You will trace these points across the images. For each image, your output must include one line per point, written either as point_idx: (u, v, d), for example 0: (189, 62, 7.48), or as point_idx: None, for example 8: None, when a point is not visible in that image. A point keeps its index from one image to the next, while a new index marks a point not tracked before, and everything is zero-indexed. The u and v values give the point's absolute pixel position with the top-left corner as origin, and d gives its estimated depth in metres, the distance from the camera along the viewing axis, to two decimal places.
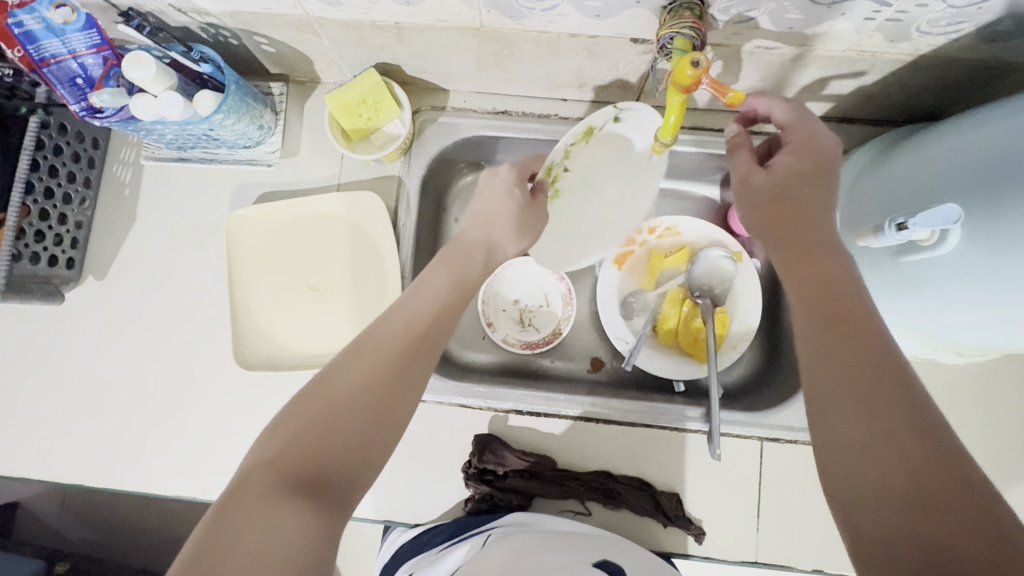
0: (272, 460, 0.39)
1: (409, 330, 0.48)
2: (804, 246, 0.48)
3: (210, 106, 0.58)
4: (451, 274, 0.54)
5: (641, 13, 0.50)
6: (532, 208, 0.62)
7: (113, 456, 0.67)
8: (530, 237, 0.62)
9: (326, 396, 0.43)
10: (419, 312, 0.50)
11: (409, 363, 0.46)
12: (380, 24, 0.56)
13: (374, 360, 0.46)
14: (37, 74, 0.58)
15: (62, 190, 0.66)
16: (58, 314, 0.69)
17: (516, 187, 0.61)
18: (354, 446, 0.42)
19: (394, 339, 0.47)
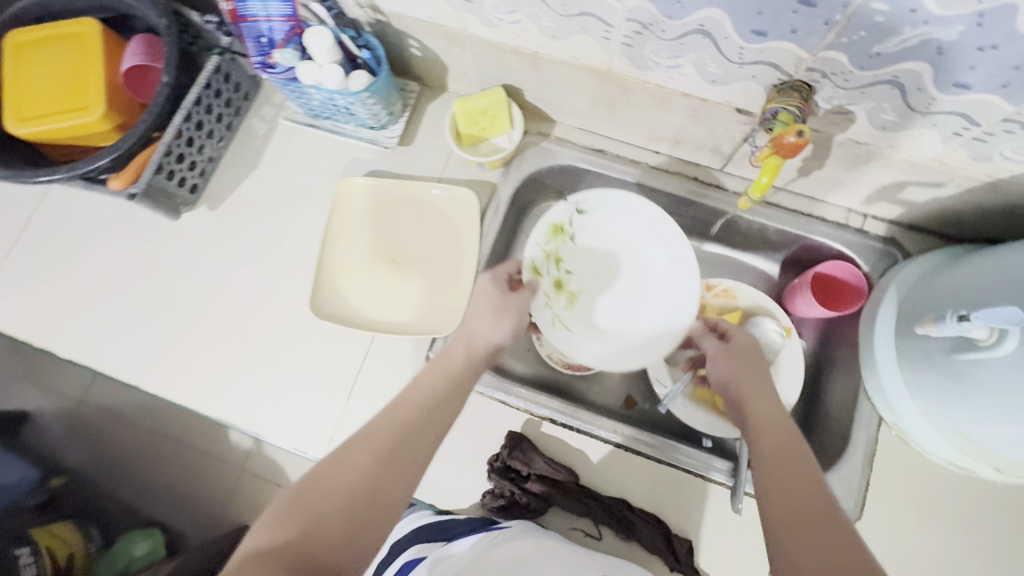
0: (269, 548, 0.40)
1: (401, 416, 0.51)
2: (778, 432, 0.51)
3: (360, 84, 0.67)
4: (442, 365, 0.56)
5: (752, 87, 0.58)
6: (515, 298, 0.64)
7: (176, 367, 0.72)
8: (514, 321, 0.62)
9: (321, 484, 0.45)
10: (415, 400, 0.53)
11: (406, 446, 0.48)
12: (521, 50, 0.65)
13: (369, 447, 0.47)
14: (234, 29, 0.68)
15: (210, 126, 0.75)
16: (166, 227, 0.77)
17: (492, 287, 0.65)
18: (343, 533, 0.42)
19: (392, 424, 0.49)
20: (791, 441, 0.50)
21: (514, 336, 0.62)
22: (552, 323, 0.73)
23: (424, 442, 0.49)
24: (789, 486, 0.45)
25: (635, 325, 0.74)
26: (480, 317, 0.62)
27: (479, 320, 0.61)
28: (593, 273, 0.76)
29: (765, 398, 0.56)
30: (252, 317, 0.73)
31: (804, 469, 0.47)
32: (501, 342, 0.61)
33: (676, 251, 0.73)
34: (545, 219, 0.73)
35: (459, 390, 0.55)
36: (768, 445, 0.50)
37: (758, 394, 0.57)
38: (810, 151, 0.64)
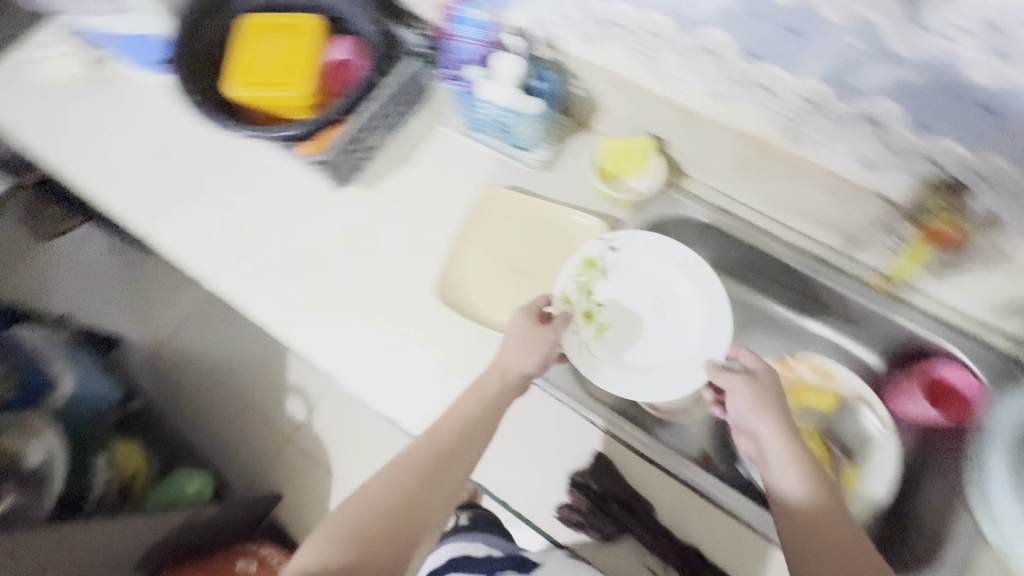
0: (331, 559, 0.55)
1: (438, 445, 0.63)
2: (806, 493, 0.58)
3: (536, 110, 0.75)
4: (478, 400, 0.66)
5: (904, 177, 0.61)
6: (544, 332, 0.68)
7: (308, 320, 0.81)
8: (545, 353, 0.67)
9: (371, 506, 0.59)
10: (449, 427, 0.64)
11: (439, 473, 0.61)
12: (681, 106, 0.72)
13: (411, 475, 0.61)
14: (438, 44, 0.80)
15: (388, 120, 0.85)
16: (325, 197, 0.87)
17: (524, 319, 0.69)
18: (389, 545, 0.57)
19: (428, 454, 0.62)
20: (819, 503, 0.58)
21: (543, 366, 0.67)
22: (580, 349, 0.73)
23: (455, 468, 0.62)
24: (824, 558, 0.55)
25: (663, 364, 0.74)
26: (509, 351, 0.67)
27: (510, 355, 0.67)
28: (623, 306, 0.79)
29: (777, 438, 0.61)
30: (380, 290, 0.81)
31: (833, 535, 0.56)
32: (531, 371, 0.67)
33: (711, 299, 0.76)
34: (580, 253, 0.77)
35: (490, 417, 0.65)
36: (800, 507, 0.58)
37: (772, 435, 0.61)
38: (949, 251, 0.65)
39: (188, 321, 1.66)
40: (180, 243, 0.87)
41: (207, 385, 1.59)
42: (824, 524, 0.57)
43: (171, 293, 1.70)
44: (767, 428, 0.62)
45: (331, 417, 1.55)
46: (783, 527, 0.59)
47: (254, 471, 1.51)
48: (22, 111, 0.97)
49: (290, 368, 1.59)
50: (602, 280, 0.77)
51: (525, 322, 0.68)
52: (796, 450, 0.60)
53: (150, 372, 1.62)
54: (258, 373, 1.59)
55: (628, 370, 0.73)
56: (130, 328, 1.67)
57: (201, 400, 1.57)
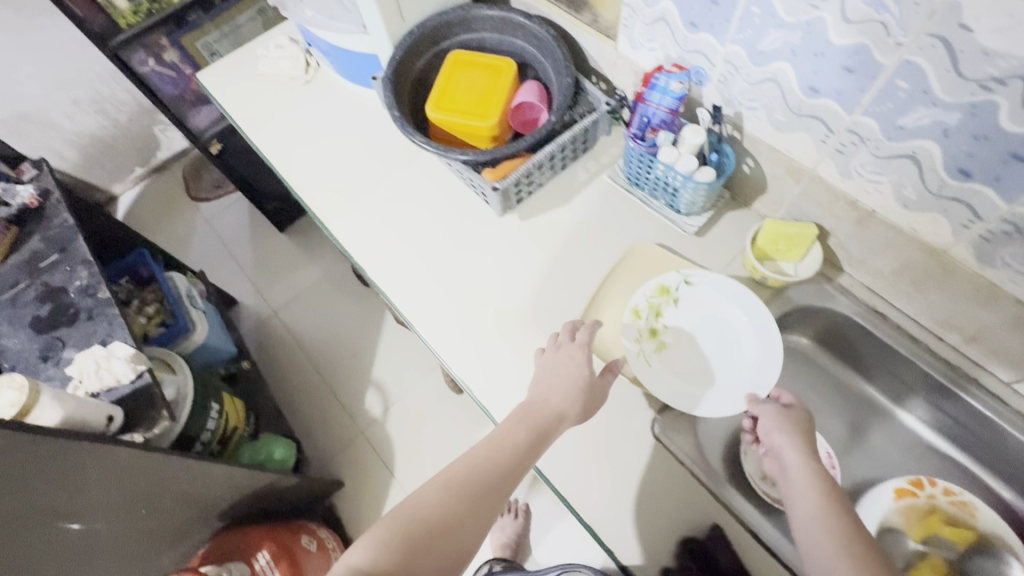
0: (374, 566, 0.54)
1: (487, 469, 0.64)
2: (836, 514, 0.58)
3: (706, 178, 0.79)
4: (532, 433, 0.67)
5: None
6: (596, 385, 0.72)
7: (451, 327, 0.87)
8: (590, 404, 0.71)
9: (414, 517, 0.59)
10: (501, 454, 0.65)
11: (486, 497, 0.62)
12: (859, 205, 0.73)
13: (459, 495, 0.61)
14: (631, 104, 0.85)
15: (557, 162, 0.92)
16: (487, 221, 0.95)
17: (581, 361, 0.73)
18: (431, 563, 0.57)
19: (477, 476, 0.63)
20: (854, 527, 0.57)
21: (581, 415, 0.70)
22: (638, 358, 0.79)
23: (500, 493, 0.63)
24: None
25: (718, 388, 0.77)
26: (558, 392, 0.71)
27: (559, 398, 0.70)
28: (692, 334, 0.81)
29: (799, 455, 0.64)
30: (522, 316, 0.87)
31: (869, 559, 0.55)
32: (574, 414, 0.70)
33: (768, 345, 0.77)
34: (658, 279, 0.82)
35: (537, 451, 0.67)
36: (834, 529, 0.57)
37: (795, 453, 0.64)
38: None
39: (297, 298, 1.80)
40: (351, 234, 0.97)
41: (301, 361, 1.70)
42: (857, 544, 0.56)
43: (288, 268, 1.85)
44: (791, 446, 0.65)
45: (404, 420, 1.61)
46: (802, 529, 0.59)
47: (323, 453, 1.59)
48: (245, 96, 1.14)
49: (377, 364, 1.68)
50: (672, 308, 0.82)
51: (583, 368, 0.72)
52: (817, 468, 0.63)
53: (254, 337, 1.76)
54: (348, 362, 1.69)
55: (681, 383, 0.78)
56: (246, 293, 1.82)
57: (292, 373, 1.69)
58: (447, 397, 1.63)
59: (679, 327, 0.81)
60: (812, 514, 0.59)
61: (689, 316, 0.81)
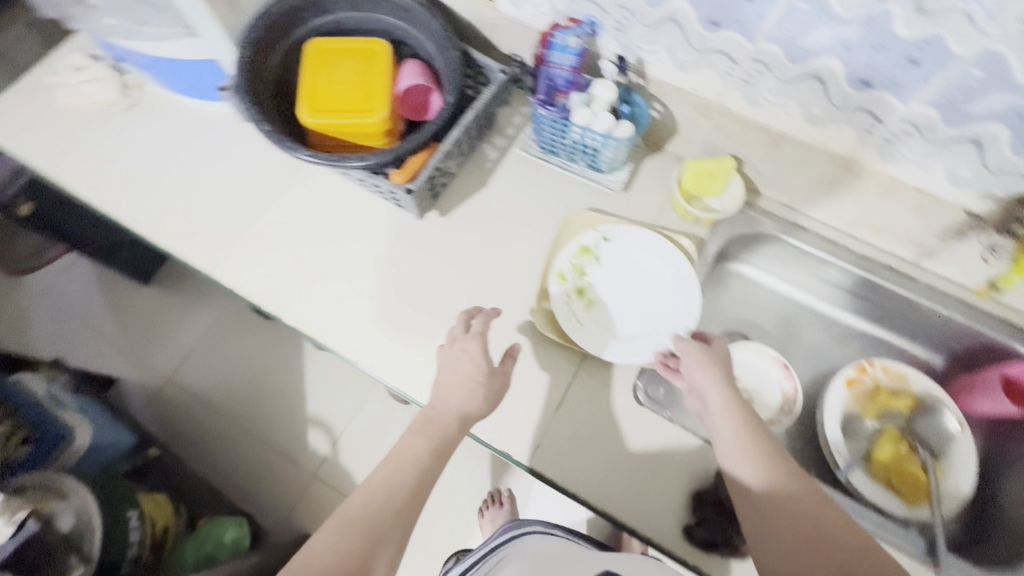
0: None
1: (388, 493, 0.60)
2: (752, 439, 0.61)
3: (626, 132, 0.76)
4: (431, 443, 0.65)
5: (992, 193, 0.67)
6: (497, 375, 0.69)
7: (399, 352, 0.77)
8: (493, 397, 0.68)
9: (310, 565, 0.53)
10: (403, 474, 0.62)
11: (393, 523, 0.58)
12: (769, 129, 0.75)
13: (359, 529, 0.57)
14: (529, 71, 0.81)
15: (463, 146, 0.83)
16: (403, 224, 0.85)
17: (480, 354, 0.70)
18: None
19: (378, 503, 0.59)
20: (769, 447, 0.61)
21: (483, 409, 0.67)
22: (568, 318, 0.76)
23: (405, 514, 0.60)
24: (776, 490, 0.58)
25: (650, 333, 0.76)
26: (457, 390, 0.67)
27: (457, 394, 0.67)
28: (619, 288, 0.78)
29: (716, 390, 0.65)
30: None
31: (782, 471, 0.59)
32: (478, 410, 0.67)
33: (682, 290, 0.77)
34: (578, 240, 0.80)
35: (439, 465, 0.64)
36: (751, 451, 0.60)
37: (715, 388, 0.65)
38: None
39: (191, 356, 1.55)
40: (246, 278, 0.82)
41: (220, 425, 1.49)
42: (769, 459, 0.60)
43: (166, 326, 1.58)
44: (709, 382, 0.66)
45: (358, 450, 1.48)
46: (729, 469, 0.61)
47: (280, 513, 1.42)
48: (49, 141, 0.89)
49: (309, 400, 1.52)
50: (595, 266, 0.79)
51: (478, 361, 0.69)
52: (734, 401, 0.64)
53: (152, 415, 1.50)
54: (275, 409, 1.51)
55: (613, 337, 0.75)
56: (123, 368, 1.53)
57: (214, 441, 1.47)
58: (396, 411, 1.52)
59: (604, 283, 0.78)
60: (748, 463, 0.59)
61: (613, 272, 0.79)
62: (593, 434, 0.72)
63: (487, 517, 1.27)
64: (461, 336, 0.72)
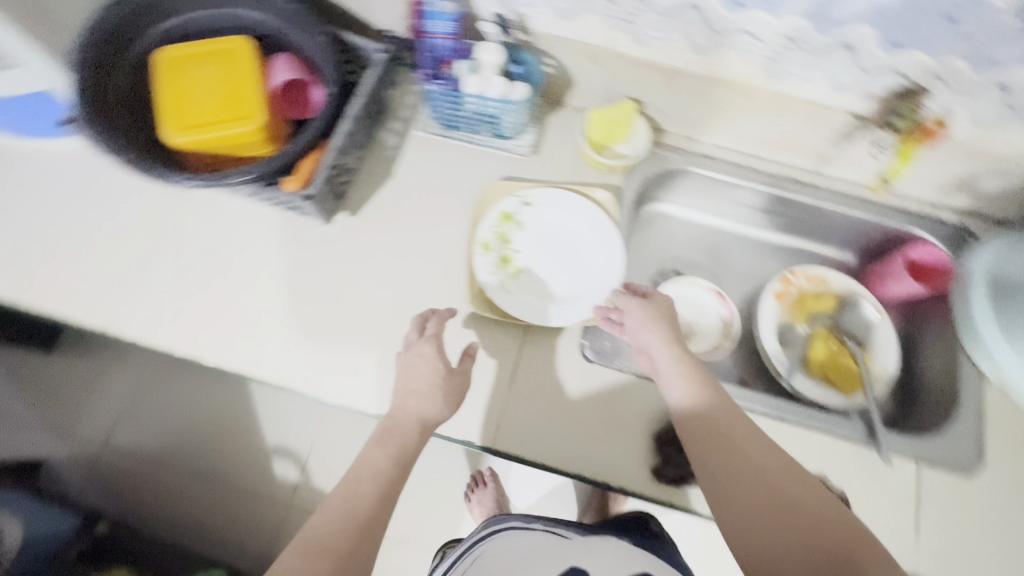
0: None
1: (353, 512, 0.59)
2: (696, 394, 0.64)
3: (522, 94, 0.73)
4: (390, 454, 0.64)
5: (872, 93, 0.69)
6: (456, 376, 0.67)
7: (338, 367, 0.73)
8: (457, 397, 0.67)
9: None
10: (367, 490, 0.61)
11: (361, 542, 0.57)
12: (660, 66, 0.75)
13: (328, 554, 0.55)
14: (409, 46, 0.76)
15: (358, 138, 0.78)
16: (312, 233, 0.79)
17: (437, 358, 0.68)
18: None
19: (343, 525, 0.58)
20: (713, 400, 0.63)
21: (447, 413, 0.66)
22: (496, 287, 0.75)
23: (374, 530, 0.59)
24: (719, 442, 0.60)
25: (583, 290, 0.76)
26: (421, 398, 0.66)
27: (422, 400, 0.65)
28: (545, 250, 0.78)
29: (668, 345, 0.67)
30: (407, 315, 0.76)
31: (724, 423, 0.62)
32: (444, 413, 0.66)
33: (607, 242, 0.78)
34: (497, 209, 0.79)
35: (402, 476, 0.64)
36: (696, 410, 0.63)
37: (662, 345, 0.67)
38: (929, 147, 0.74)
39: (125, 416, 1.43)
40: (148, 326, 0.74)
41: (175, 481, 1.39)
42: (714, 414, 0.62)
43: (85, 391, 1.44)
44: (657, 341, 0.67)
45: (328, 467, 1.42)
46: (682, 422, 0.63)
47: (261, 552, 1.37)
48: None
49: (266, 431, 1.44)
50: (518, 232, 0.78)
51: (435, 363, 0.67)
52: (681, 356, 0.66)
53: (97, 489, 1.38)
54: (230, 448, 1.42)
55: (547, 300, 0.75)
56: (49, 446, 1.39)
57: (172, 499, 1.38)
58: (361, 419, 1.47)
59: (529, 248, 0.78)
60: (706, 449, 0.60)
61: (537, 236, 0.78)
62: (550, 402, 0.72)
63: (475, 499, 1.29)
64: (415, 341, 0.69)
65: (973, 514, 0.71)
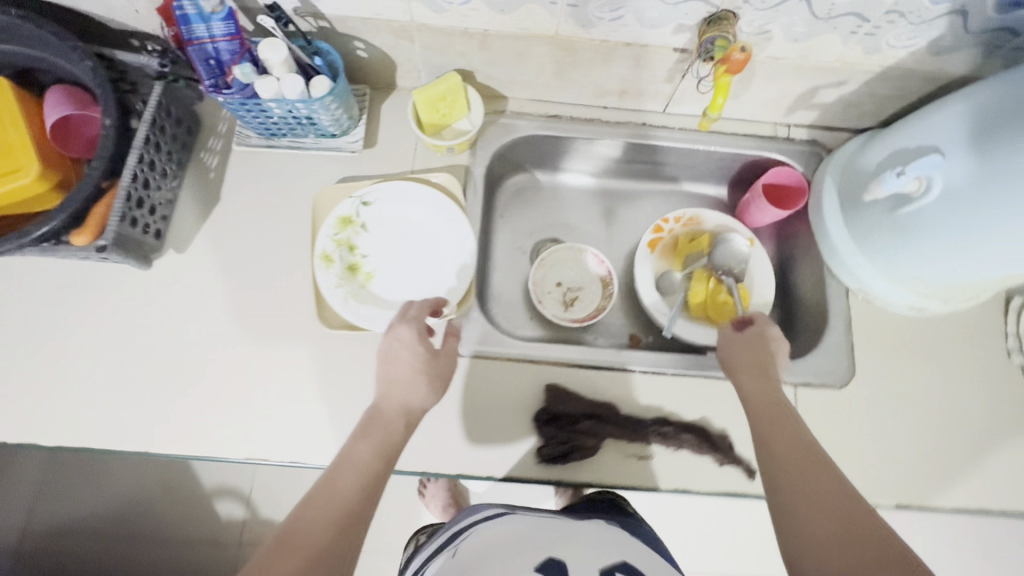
0: None
1: (334, 506, 0.50)
2: (770, 401, 0.60)
3: (323, 89, 0.67)
4: (372, 444, 0.56)
5: (685, 25, 0.66)
6: (441, 359, 0.63)
7: (190, 419, 0.67)
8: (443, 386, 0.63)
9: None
10: (347, 480, 0.52)
11: (346, 537, 0.49)
12: (471, 31, 0.69)
13: (302, 549, 0.46)
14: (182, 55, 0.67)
15: (162, 167, 0.71)
16: (137, 281, 0.72)
17: (420, 344, 0.62)
18: None
19: (325, 517, 0.49)
20: (775, 404, 0.60)
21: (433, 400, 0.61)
22: (341, 298, 0.70)
23: (356, 527, 0.50)
24: (778, 437, 0.56)
25: (439, 283, 0.73)
26: (410, 385, 0.60)
27: (409, 389, 0.60)
28: (393, 250, 0.74)
29: (750, 378, 0.64)
30: (258, 347, 0.71)
31: (781, 422, 0.58)
32: (430, 403, 0.61)
33: (454, 227, 0.74)
34: (335, 212, 0.73)
35: (386, 473, 0.55)
36: (761, 412, 0.60)
37: (745, 375, 0.64)
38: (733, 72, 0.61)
39: (44, 492, 1.34)
40: None
41: (116, 546, 1.33)
42: (777, 414, 0.59)
43: None
44: (747, 372, 0.64)
45: (272, 497, 1.37)
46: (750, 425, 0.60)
47: None
48: None
49: (197, 475, 1.36)
50: (363, 235, 0.73)
51: (415, 347, 0.61)
52: (764, 384, 0.62)
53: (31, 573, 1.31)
54: (166, 501, 1.36)
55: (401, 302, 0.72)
56: None
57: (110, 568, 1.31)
58: None
59: (377, 251, 0.73)
60: (776, 458, 0.54)
61: (384, 235, 0.74)
62: None
63: (429, 495, 1.27)
64: (394, 325, 0.64)
65: (852, 425, 0.73)
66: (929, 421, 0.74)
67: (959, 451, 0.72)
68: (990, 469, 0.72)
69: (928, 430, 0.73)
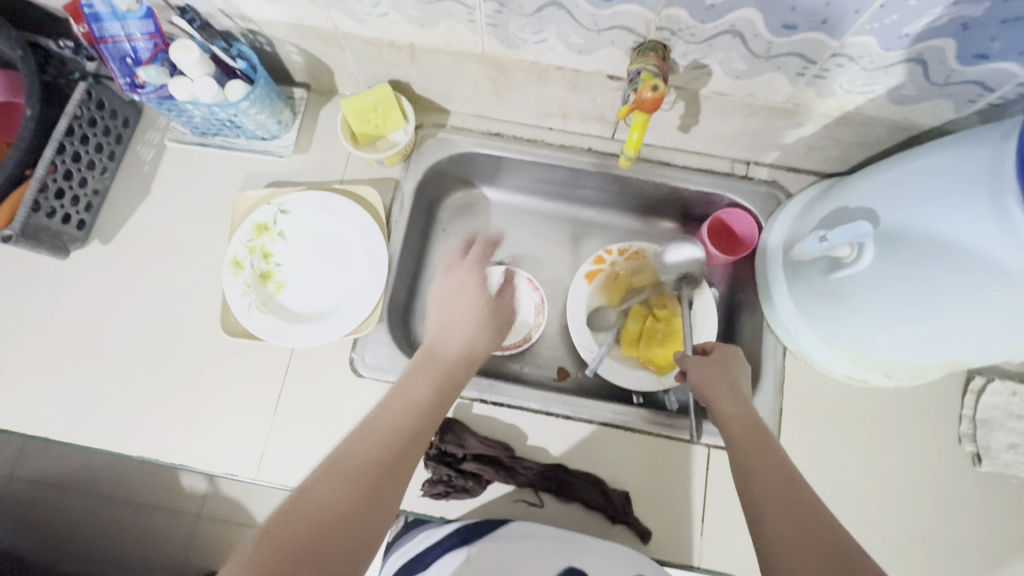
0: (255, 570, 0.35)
1: (389, 430, 0.48)
2: (748, 425, 0.53)
3: (239, 94, 0.65)
4: (432, 385, 0.55)
5: (616, 53, 0.61)
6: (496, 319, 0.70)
7: (90, 410, 0.68)
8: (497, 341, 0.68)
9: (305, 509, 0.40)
10: (401, 408, 0.51)
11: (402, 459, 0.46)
12: (397, 43, 0.66)
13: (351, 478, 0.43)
14: (95, 52, 0.66)
15: (89, 157, 0.71)
16: (60, 267, 0.74)
17: (479, 283, 0.70)
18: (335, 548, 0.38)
19: (376, 447, 0.46)
20: (757, 430, 0.53)
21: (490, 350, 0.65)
22: (246, 305, 0.69)
23: (411, 450, 0.48)
24: (758, 461, 0.49)
25: (348, 299, 0.71)
26: (471, 313, 0.66)
27: (466, 300, 0.67)
28: (308, 261, 0.73)
29: (729, 399, 0.56)
30: (165, 345, 0.71)
31: (763, 446, 0.50)
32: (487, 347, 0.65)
33: (371, 244, 0.73)
34: (251, 218, 0.72)
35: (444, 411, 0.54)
36: (739, 434, 0.52)
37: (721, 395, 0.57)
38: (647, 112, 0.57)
39: None
40: None
41: None
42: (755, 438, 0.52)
43: None
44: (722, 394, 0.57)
45: None
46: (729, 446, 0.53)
47: None
48: None
49: None
50: (279, 243, 0.73)
51: (479, 291, 0.69)
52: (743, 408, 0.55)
53: None
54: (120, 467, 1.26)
55: (307, 316, 0.71)
56: None
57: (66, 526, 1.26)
58: None
59: (292, 260, 0.73)
60: (756, 487, 0.47)
61: (302, 245, 0.74)
62: (318, 422, 0.68)
63: None
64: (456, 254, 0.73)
65: None
66: (856, 500, 0.67)
67: (886, 539, 0.66)
68: (918, 564, 0.65)
69: (854, 512, 0.67)
